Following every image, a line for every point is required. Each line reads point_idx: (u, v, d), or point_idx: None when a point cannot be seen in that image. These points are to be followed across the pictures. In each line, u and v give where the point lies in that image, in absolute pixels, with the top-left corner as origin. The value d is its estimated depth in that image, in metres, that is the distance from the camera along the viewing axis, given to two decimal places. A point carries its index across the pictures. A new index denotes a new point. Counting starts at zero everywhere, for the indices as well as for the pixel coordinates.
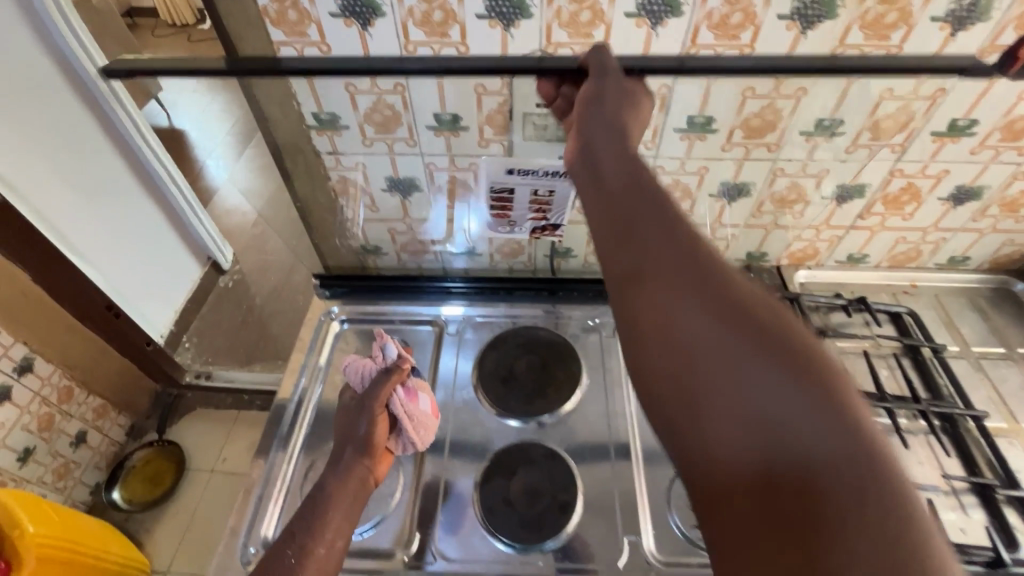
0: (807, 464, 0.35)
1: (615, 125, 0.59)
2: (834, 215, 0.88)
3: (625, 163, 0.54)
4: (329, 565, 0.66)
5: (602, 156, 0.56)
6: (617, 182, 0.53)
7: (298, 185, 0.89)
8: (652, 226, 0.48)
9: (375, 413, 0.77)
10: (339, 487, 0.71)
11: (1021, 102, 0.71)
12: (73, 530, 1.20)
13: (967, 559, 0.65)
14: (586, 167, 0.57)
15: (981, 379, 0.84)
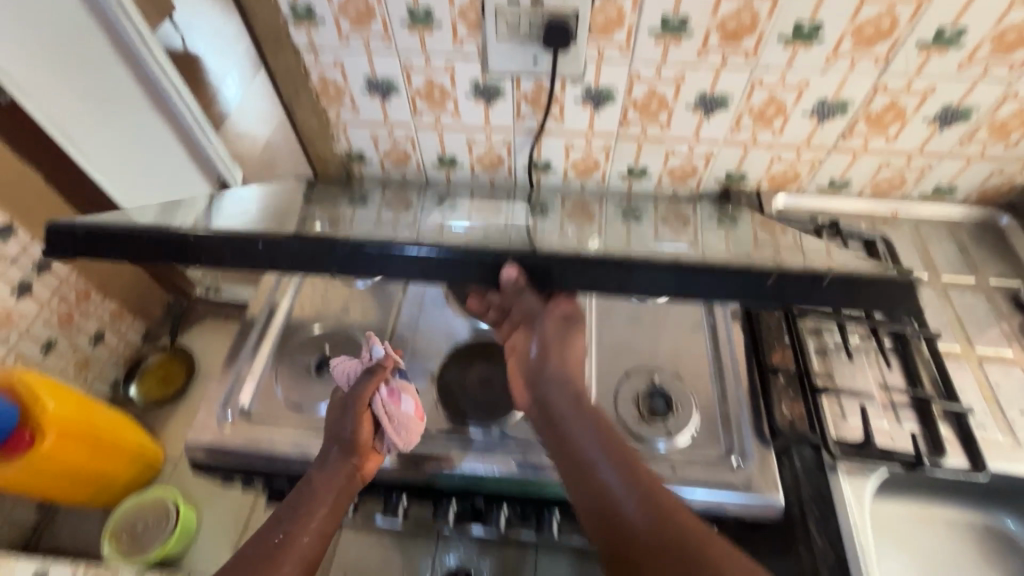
0: None
1: (563, 374, 0.74)
2: (812, 137, 0.87)
3: (578, 415, 0.70)
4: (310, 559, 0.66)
5: (560, 407, 0.71)
6: (577, 436, 0.68)
7: (281, 84, 0.90)
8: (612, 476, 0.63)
9: (359, 414, 0.72)
10: (325, 490, 0.70)
11: (1014, 6, 0.68)
12: (94, 418, 1.30)
13: (888, 460, 0.68)
14: (549, 420, 0.71)
15: (942, 305, 0.85)
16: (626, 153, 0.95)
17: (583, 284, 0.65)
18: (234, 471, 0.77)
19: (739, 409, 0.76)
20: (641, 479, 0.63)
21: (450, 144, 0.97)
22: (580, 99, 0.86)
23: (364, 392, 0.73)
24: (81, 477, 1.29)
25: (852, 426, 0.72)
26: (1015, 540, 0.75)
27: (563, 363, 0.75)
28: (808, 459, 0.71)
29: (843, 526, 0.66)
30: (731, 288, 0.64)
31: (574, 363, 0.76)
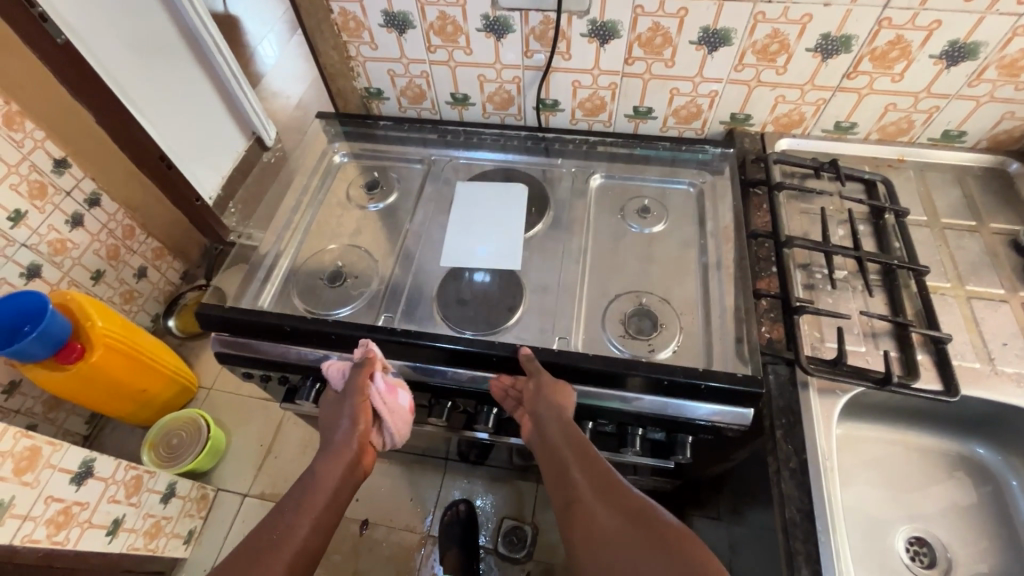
0: None
1: (554, 400, 0.71)
2: (814, 77, 0.88)
3: (564, 439, 0.68)
4: (309, 545, 0.66)
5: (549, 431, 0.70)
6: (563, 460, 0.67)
7: (305, 18, 0.97)
8: (589, 489, 0.63)
9: (355, 407, 0.74)
10: (323, 481, 0.70)
11: None
12: (136, 335, 1.43)
13: (859, 378, 0.71)
14: (539, 442, 0.70)
15: (937, 245, 0.86)
16: (632, 93, 0.97)
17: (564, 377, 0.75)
18: (252, 363, 0.85)
19: (719, 326, 0.79)
20: (602, 476, 0.64)
21: (463, 81, 1.02)
22: (586, 34, 0.89)
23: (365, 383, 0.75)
24: (126, 389, 1.43)
25: (830, 349, 0.77)
26: (985, 467, 0.78)
27: (554, 395, 0.72)
28: (783, 375, 0.75)
29: (808, 437, 0.70)
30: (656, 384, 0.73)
31: (565, 398, 0.72)
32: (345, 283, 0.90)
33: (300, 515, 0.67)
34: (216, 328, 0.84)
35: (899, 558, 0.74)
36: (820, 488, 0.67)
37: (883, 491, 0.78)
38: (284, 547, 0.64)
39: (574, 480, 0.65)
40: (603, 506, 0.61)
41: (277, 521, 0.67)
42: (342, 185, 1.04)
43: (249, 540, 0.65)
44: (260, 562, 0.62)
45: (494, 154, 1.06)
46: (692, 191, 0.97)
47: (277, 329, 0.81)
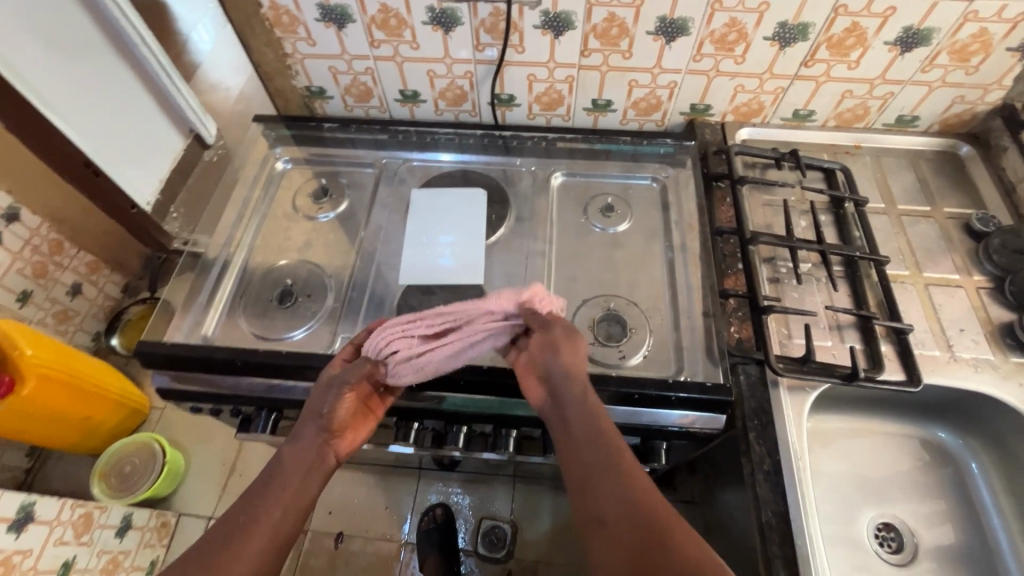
0: None
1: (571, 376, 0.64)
2: (771, 66, 0.87)
3: (587, 424, 0.61)
4: (279, 534, 0.61)
5: (565, 415, 0.63)
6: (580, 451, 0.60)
7: (233, 14, 0.88)
8: (606, 486, 0.56)
9: (352, 369, 0.68)
10: (294, 469, 0.65)
11: None
12: (75, 361, 1.33)
13: (827, 374, 0.71)
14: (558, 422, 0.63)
15: (895, 232, 0.87)
16: (591, 85, 0.94)
17: None
18: (197, 395, 0.79)
19: (688, 326, 0.77)
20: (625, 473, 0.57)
21: (412, 78, 0.96)
22: (540, 26, 0.84)
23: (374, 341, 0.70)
24: (67, 419, 1.33)
25: (797, 345, 0.76)
26: (947, 450, 0.80)
27: (570, 362, 0.65)
28: (753, 375, 0.74)
29: (780, 436, 0.70)
30: (628, 394, 0.70)
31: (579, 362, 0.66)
32: (296, 302, 0.83)
33: (265, 501, 0.62)
34: (157, 367, 0.77)
35: (868, 545, 0.75)
36: (793, 487, 0.66)
37: (853, 480, 0.79)
38: (251, 540, 0.59)
39: (591, 473, 0.58)
40: (617, 512, 0.54)
41: (242, 509, 0.62)
42: (287, 193, 0.96)
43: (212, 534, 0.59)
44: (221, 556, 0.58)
45: (452, 154, 1.00)
46: (656, 186, 0.94)
47: (226, 364, 0.75)
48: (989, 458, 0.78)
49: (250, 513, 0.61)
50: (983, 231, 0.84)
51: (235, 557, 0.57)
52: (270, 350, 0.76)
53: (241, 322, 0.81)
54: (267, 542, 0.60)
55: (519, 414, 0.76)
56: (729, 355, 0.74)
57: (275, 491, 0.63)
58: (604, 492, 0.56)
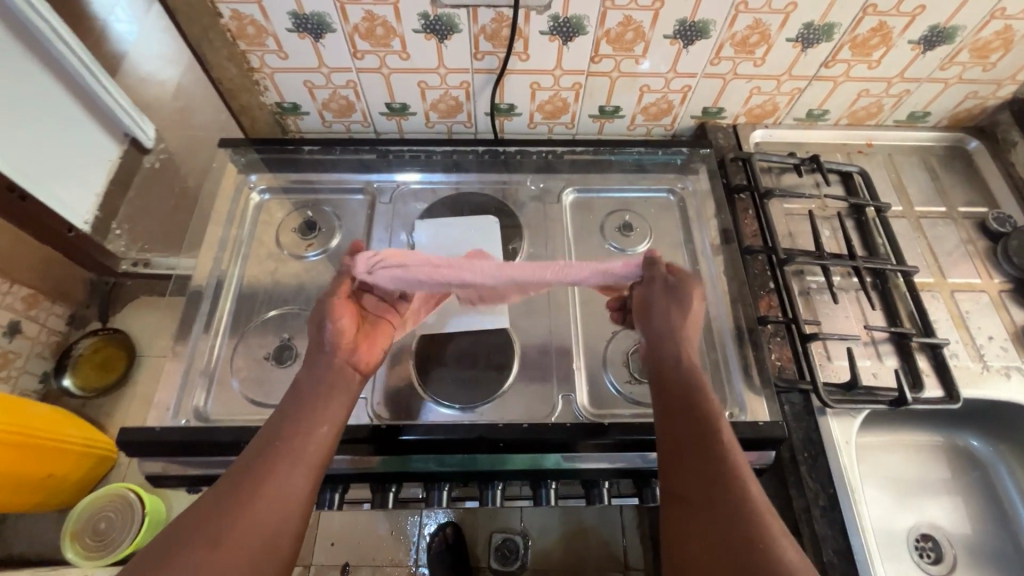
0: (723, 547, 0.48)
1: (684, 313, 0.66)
2: (791, 68, 0.82)
3: (694, 387, 0.60)
4: (305, 466, 0.56)
5: (668, 376, 0.62)
6: (676, 417, 0.58)
7: (186, 25, 0.75)
8: (693, 410, 0.57)
9: (327, 308, 0.66)
10: (315, 402, 0.60)
11: None
12: (16, 414, 1.17)
13: (872, 399, 0.69)
14: (666, 373, 0.62)
15: (915, 236, 0.86)
16: (598, 92, 0.86)
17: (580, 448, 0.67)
18: (199, 479, 0.69)
19: (728, 355, 0.73)
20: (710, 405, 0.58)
21: (400, 90, 0.85)
22: (547, 32, 0.76)
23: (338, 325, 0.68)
24: (23, 480, 1.19)
25: (838, 367, 0.74)
26: (975, 455, 0.82)
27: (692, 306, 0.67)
28: (798, 404, 0.71)
29: (833, 469, 0.67)
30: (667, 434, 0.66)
31: (692, 320, 0.66)
32: (296, 359, 0.74)
33: (297, 431, 0.57)
34: (148, 455, 0.67)
35: (913, 562, 0.75)
36: (856, 529, 0.64)
37: (890, 496, 0.79)
38: (276, 469, 0.54)
39: (687, 405, 0.58)
40: (701, 481, 0.52)
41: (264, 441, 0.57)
42: (269, 229, 0.85)
43: (240, 466, 0.54)
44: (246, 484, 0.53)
45: (420, 174, 0.91)
46: (673, 199, 0.89)
47: (229, 446, 0.66)
48: (1015, 460, 0.79)
49: (280, 440, 0.56)
50: (1000, 231, 0.84)
51: (260, 495, 0.52)
52: None
53: (238, 389, 0.72)
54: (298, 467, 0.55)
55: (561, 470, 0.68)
56: (773, 384, 0.71)
57: (303, 417, 0.59)
58: (690, 462, 0.54)
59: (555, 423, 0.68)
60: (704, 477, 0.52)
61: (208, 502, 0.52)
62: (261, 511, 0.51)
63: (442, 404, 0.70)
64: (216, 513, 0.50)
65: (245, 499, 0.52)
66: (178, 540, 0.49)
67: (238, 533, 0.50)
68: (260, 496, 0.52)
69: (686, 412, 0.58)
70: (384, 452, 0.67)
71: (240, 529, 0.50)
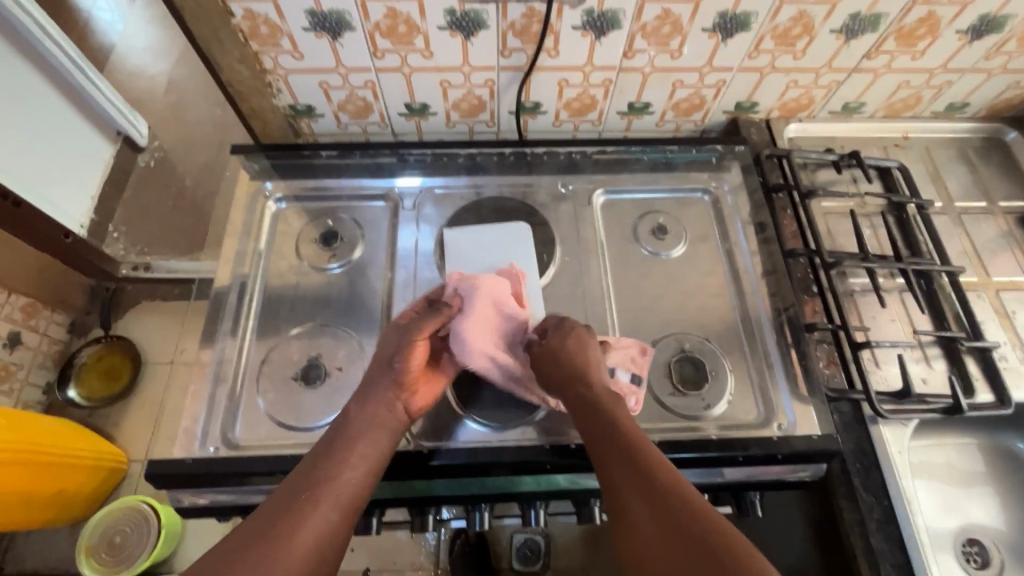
0: None
1: (585, 351, 0.64)
2: (832, 61, 0.78)
3: (611, 423, 0.57)
4: (350, 498, 0.54)
5: (589, 423, 0.59)
6: (603, 460, 0.55)
7: (194, 25, 0.70)
8: (619, 450, 0.54)
9: (404, 345, 0.63)
10: (359, 435, 0.58)
11: None
12: (21, 430, 1.13)
13: (924, 407, 0.67)
14: (585, 419, 0.59)
15: (958, 234, 0.83)
16: (629, 88, 0.82)
17: None
18: (233, 509, 0.66)
19: (774, 363, 0.71)
20: (632, 438, 0.55)
21: (421, 90, 0.81)
22: (580, 27, 0.72)
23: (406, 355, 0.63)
24: (34, 497, 1.15)
25: (887, 373, 0.72)
26: (1020, 457, 0.81)
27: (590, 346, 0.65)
28: (847, 413, 0.70)
29: (888, 479, 0.66)
30: (716, 456, 0.63)
31: (594, 357, 0.64)
32: (326, 379, 0.71)
33: (339, 465, 0.56)
34: (179, 486, 0.64)
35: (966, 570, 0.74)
36: (915, 544, 0.62)
37: (939, 501, 0.77)
38: (317, 503, 0.52)
39: (613, 448, 0.55)
40: (653, 513, 0.49)
41: (306, 477, 0.55)
42: (287, 240, 0.81)
43: (275, 502, 0.52)
44: (288, 519, 0.51)
45: (421, 179, 0.86)
46: (707, 199, 0.85)
47: (264, 475, 0.63)
48: None
49: (326, 472, 0.55)
50: None
51: (303, 526, 0.50)
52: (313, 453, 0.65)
53: (267, 413, 0.68)
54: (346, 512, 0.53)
55: None
56: (824, 394, 0.69)
57: (348, 453, 0.57)
58: (633, 499, 0.50)
59: None
60: (650, 512, 0.49)
61: (250, 537, 0.49)
62: (298, 551, 0.49)
63: (478, 422, 0.68)
64: (259, 551, 0.48)
65: (288, 536, 0.49)
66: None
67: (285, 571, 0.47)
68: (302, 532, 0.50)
69: (614, 450, 0.55)
70: (428, 476, 0.64)
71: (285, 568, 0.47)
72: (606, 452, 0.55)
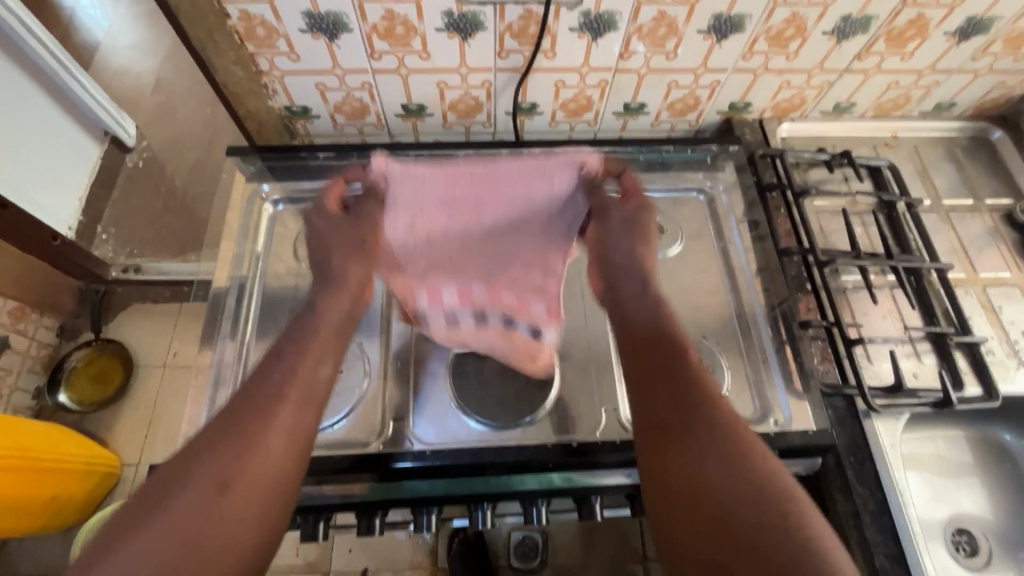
0: (710, 471, 0.46)
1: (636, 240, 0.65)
2: (824, 62, 0.79)
3: (654, 314, 0.59)
4: (310, 401, 0.52)
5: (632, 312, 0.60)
6: (638, 342, 0.57)
7: (189, 26, 0.70)
8: (661, 339, 0.56)
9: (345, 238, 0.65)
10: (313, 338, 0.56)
11: None
12: (14, 434, 1.13)
13: (915, 401, 0.69)
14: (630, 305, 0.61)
15: (946, 231, 0.85)
16: (625, 88, 0.83)
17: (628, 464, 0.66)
18: None
19: (769, 360, 0.73)
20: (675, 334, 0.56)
21: (418, 91, 0.81)
22: (577, 29, 0.72)
23: (337, 239, 0.63)
24: (29, 503, 1.14)
25: (879, 368, 0.74)
26: (1008, 450, 0.83)
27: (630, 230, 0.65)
28: (841, 408, 0.71)
29: (882, 472, 0.68)
30: None
31: (641, 244, 0.65)
32: None
33: (295, 365, 0.53)
34: None
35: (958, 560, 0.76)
36: (909, 535, 0.64)
37: (931, 493, 0.79)
38: (277, 405, 0.50)
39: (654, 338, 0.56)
40: (683, 402, 0.51)
41: (260, 379, 0.51)
42: (285, 242, 0.81)
43: (230, 406, 0.49)
44: (249, 422, 0.48)
45: None
46: (703, 199, 0.86)
47: None
48: None
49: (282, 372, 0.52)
50: None
51: (265, 429, 0.48)
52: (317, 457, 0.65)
53: None
54: (304, 405, 0.51)
55: (604, 483, 0.66)
56: (818, 389, 0.70)
57: (301, 354, 0.54)
58: (669, 385, 0.52)
59: (603, 440, 0.67)
60: (683, 399, 0.51)
61: (208, 439, 0.47)
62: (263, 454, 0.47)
63: (476, 421, 0.69)
64: (221, 455, 0.46)
65: (251, 437, 0.47)
66: (187, 482, 0.44)
67: (244, 478, 0.45)
68: (264, 435, 0.48)
69: (681, 386, 0.52)
70: (430, 476, 0.65)
71: (245, 475, 0.46)
72: (644, 338, 0.57)
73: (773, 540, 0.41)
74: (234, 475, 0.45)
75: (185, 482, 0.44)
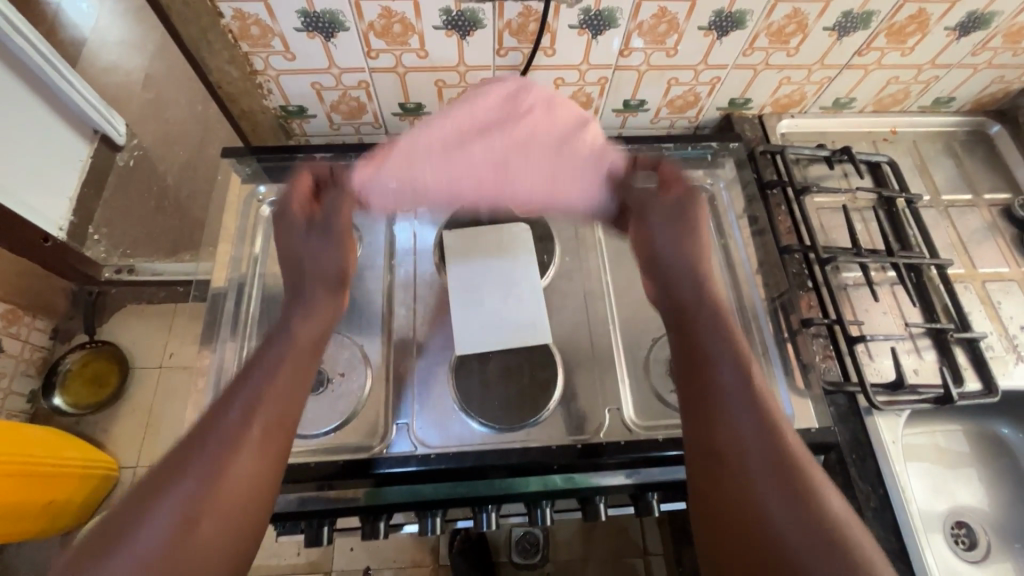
0: (748, 450, 0.51)
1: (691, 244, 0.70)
2: (824, 57, 0.79)
3: (705, 304, 0.64)
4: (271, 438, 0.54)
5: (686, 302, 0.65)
6: (694, 326, 0.62)
7: (180, 25, 0.68)
8: (716, 329, 0.61)
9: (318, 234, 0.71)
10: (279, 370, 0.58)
11: None
12: (12, 439, 1.12)
13: (916, 397, 0.69)
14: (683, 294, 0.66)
15: (945, 226, 0.85)
16: (625, 85, 0.82)
17: (632, 463, 0.66)
18: None
19: (771, 358, 0.73)
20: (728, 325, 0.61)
21: (415, 89, 0.80)
22: (577, 26, 0.71)
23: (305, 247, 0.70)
24: (28, 510, 1.13)
25: (880, 365, 0.74)
26: (1006, 444, 0.84)
27: (687, 226, 0.72)
28: (843, 405, 0.71)
29: (883, 468, 0.68)
30: None
31: (699, 243, 0.71)
32: (329, 386, 0.70)
33: (260, 398, 0.55)
34: None
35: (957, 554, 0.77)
36: (910, 530, 0.65)
37: (931, 488, 0.80)
38: (241, 440, 0.52)
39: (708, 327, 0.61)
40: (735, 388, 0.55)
41: (226, 407, 0.54)
42: None
43: (194, 435, 0.52)
44: (214, 456, 0.50)
45: None
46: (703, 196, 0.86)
47: None
48: None
49: (246, 404, 0.54)
50: None
51: (226, 466, 0.50)
52: (321, 461, 0.65)
53: None
54: (268, 437, 0.53)
55: (606, 484, 0.66)
56: (820, 387, 0.70)
57: (263, 388, 0.56)
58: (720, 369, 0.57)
59: (607, 441, 0.67)
60: (734, 385, 0.55)
61: (170, 470, 0.49)
62: (221, 493, 0.49)
63: (477, 422, 0.68)
64: (183, 488, 0.48)
65: (215, 471, 0.50)
66: (147, 517, 0.46)
67: (209, 510, 0.48)
68: (228, 469, 0.50)
69: (728, 387, 0.55)
70: (434, 478, 0.65)
71: (209, 507, 0.48)
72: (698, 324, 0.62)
73: (804, 545, 0.45)
74: (195, 511, 0.47)
75: (143, 517, 0.46)
